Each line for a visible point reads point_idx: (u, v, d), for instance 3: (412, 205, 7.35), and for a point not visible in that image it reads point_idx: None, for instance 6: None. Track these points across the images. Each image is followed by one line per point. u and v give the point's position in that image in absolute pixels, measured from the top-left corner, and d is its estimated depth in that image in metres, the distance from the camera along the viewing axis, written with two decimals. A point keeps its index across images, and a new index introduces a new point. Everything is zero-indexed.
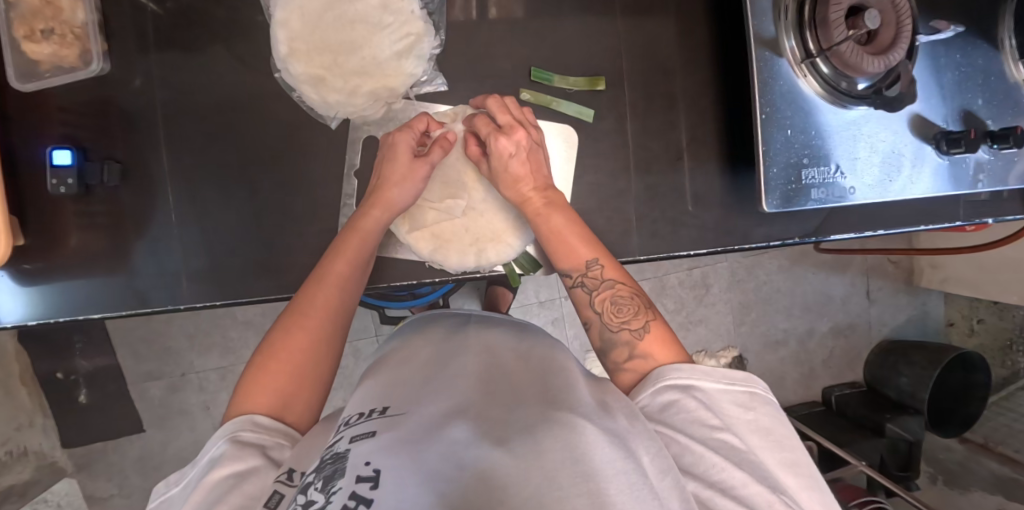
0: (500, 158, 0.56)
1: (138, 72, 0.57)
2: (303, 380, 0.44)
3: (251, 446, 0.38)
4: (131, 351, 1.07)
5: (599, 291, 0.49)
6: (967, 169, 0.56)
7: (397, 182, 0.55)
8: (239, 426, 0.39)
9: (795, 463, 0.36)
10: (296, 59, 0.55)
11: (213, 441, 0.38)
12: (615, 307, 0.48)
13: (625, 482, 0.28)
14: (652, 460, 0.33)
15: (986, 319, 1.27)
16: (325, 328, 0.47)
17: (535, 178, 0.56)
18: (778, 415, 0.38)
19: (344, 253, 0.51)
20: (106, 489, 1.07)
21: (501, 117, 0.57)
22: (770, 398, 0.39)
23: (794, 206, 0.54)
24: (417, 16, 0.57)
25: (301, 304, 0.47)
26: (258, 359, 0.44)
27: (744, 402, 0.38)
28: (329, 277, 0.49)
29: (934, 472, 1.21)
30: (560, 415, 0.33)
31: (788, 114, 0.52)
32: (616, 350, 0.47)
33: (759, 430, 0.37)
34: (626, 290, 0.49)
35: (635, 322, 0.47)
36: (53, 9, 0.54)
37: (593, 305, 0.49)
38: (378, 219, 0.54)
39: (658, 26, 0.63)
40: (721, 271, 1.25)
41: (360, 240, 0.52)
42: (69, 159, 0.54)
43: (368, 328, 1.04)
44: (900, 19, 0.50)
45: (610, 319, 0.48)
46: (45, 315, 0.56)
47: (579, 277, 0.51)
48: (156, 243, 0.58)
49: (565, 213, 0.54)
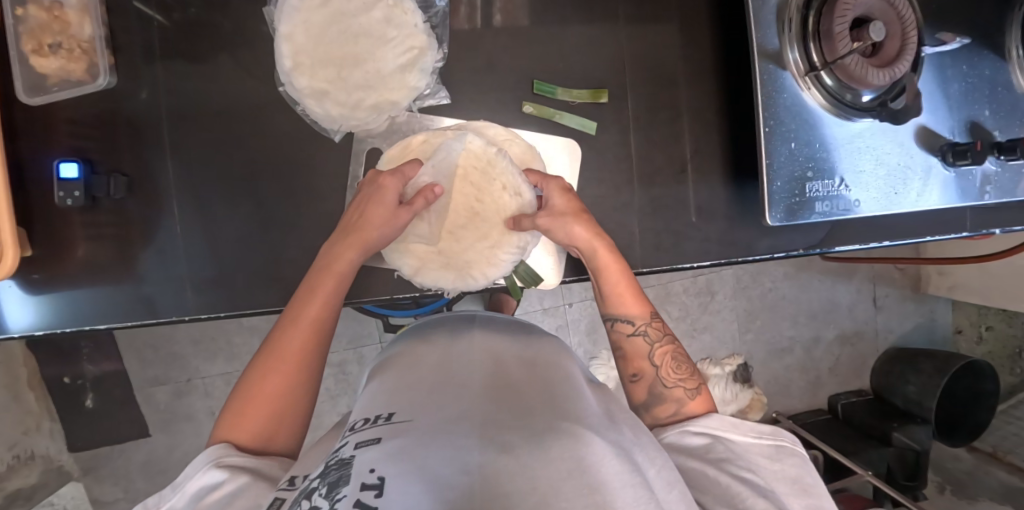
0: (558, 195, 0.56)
1: (144, 85, 0.58)
2: (281, 418, 0.45)
3: (243, 467, 0.40)
4: (137, 356, 1.08)
5: (660, 344, 0.52)
6: (974, 181, 0.56)
7: (380, 222, 0.51)
8: (223, 452, 0.41)
9: (821, 508, 0.37)
10: (301, 73, 0.56)
11: (200, 465, 0.40)
12: (672, 364, 0.50)
13: (631, 494, 0.28)
14: (656, 472, 0.33)
15: (994, 326, 1.26)
16: (299, 371, 0.47)
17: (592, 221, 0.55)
18: (808, 468, 0.39)
19: (316, 294, 0.49)
20: (113, 492, 1.08)
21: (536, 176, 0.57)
22: (799, 451, 0.41)
23: (798, 219, 0.54)
24: (420, 29, 0.57)
25: (275, 346, 0.47)
26: (238, 401, 0.45)
27: (772, 454, 0.40)
28: (301, 320, 0.48)
29: (942, 481, 1.19)
30: (567, 426, 0.33)
31: (792, 127, 0.52)
32: (661, 405, 0.48)
33: (786, 479, 0.38)
34: (681, 351, 0.52)
35: (689, 381, 0.49)
36: (61, 23, 0.55)
37: (651, 358, 0.51)
38: (350, 259, 0.51)
39: (662, 38, 0.63)
40: (725, 278, 1.24)
41: (333, 280, 0.50)
42: (76, 173, 0.55)
43: (372, 335, 1.11)
44: (905, 31, 0.50)
45: (666, 374, 0.50)
46: (53, 326, 0.57)
47: (643, 326, 0.53)
48: (161, 252, 0.58)
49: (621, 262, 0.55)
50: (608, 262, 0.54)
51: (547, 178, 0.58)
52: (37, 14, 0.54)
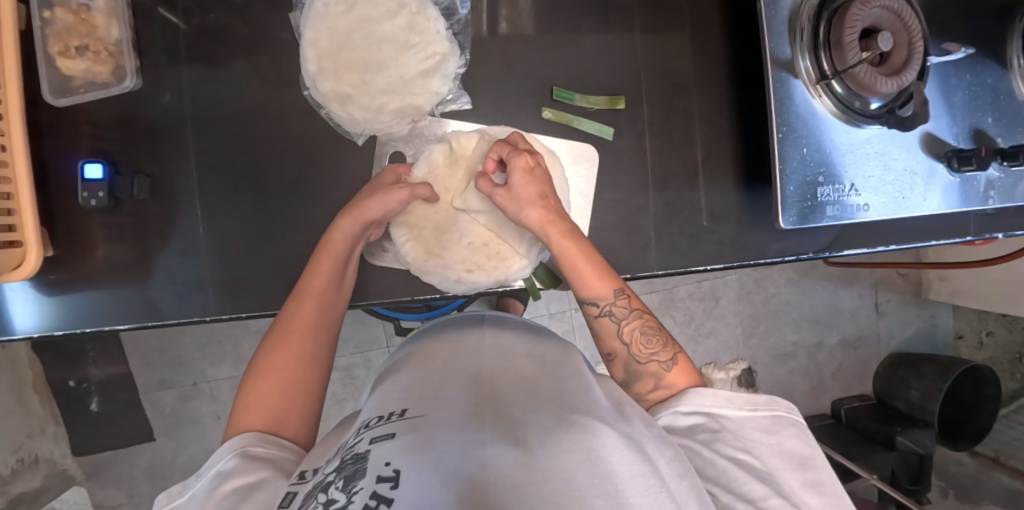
0: (519, 176, 0.54)
1: (168, 88, 0.59)
2: (295, 393, 0.45)
3: (262, 462, 0.38)
4: (143, 360, 1.07)
5: (628, 321, 0.49)
6: (978, 186, 0.57)
7: (374, 200, 0.54)
8: (248, 441, 0.40)
9: (819, 483, 0.38)
10: (326, 77, 0.58)
11: (221, 454, 0.39)
12: (643, 339, 0.48)
13: (642, 484, 0.29)
14: (668, 463, 0.33)
15: (995, 332, 1.28)
16: (309, 340, 0.48)
17: (547, 202, 0.54)
18: (805, 438, 0.40)
19: (320, 269, 0.52)
20: (116, 497, 1.08)
21: (487, 183, 0.55)
22: (794, 419, 0.41)
23: (810, 222, 0.55)
24: (442, 36, 0.59)
25: (285, 320, 0.49)
26: (251, 378, 0.45)
27: (768, 427, 0.41)
28: (308, 292, 0.51)
29: (945, 486, 1.20)
30: (577, 418, 0.34)
31: (803, 133, 0.53)
32: (641, 382, 0.48)
33: (783, 454, 0.39)
34: (653, 322, 0.50)
35: (663, 354, 0.47)
36: (88, 26, 0.56)
37: (620, 336, 0.49)
38: (349, 231, 0.54)
39: (674, 46, 0.65)
40: (730, 283, 1.25)
41: (334, 254, 0.53)
42: (101, 174, 0.56)
43: (379, 339, 1.11)
44: (912, 41, 0.52)
45: (639, 350, 0.48)
46: (72, 326, 0.58)
47: (607, 306, 0.50)
48: (181, 253, 0.59)
49: (581, 240, 0.53)
50: (560, 243, 0.52)
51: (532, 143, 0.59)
52: (65, 17, 0.55)
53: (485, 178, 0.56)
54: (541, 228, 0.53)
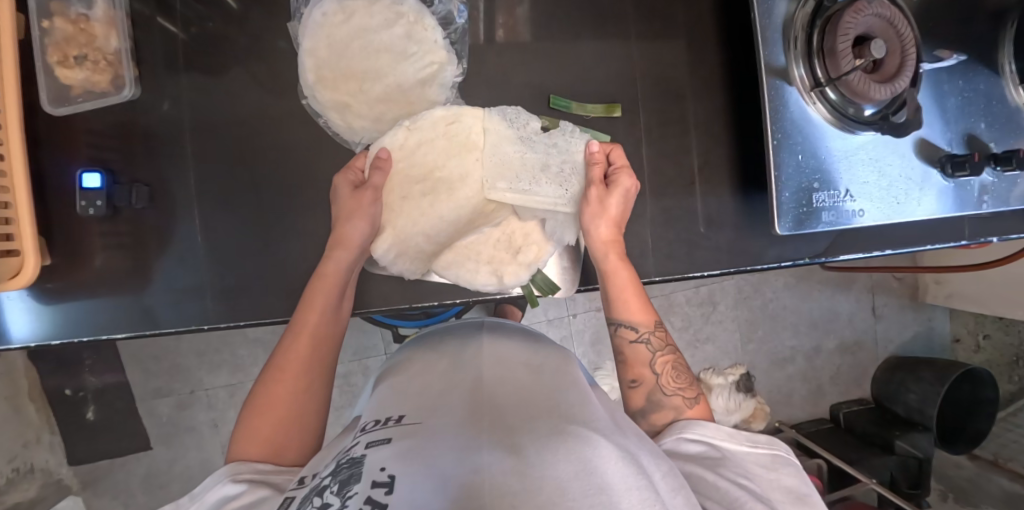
0: (616, 195, 0.57)
1: (167, 97, 0.59)
2: (292, 426, 0.45)
3: (259, 483, 0.39)
4: (140, 368, 1.07)
5: (663, 354, 0.51)
6: (972, 191, 0.58)
7: (348, 223, 0.53)
8: (238, 468, 0.40)
9: None
10: (324, 87, 0.58)
11: (212, 481, 0.39)
12: (673, 373, 0.50)
13: (637, 496, 0.28)
14: (663, 477, 0.33)
15: (992, 334, 1.28)
16: (305, 378, 0.48)
17: (617, 226, 0.57)
18: (801, 476, 0.42)
19: (314, 305, 0.51)
20: (112, 507, 1.07)
21: (597, 173, 0.58)
22: (792, 460, 0.43)
23: (806, 228, 0.55)
24: (440, 45, 0.59)
25: (279, 358, 0.48)
26: (248, 416, 0.45)
27: (767, 463, 0.42)
28: (304, 331, 0.49)
29: (944, 489, 1.20)
30: (574, 428, 0.34)
31: (799, 140, 0.54)
32: (659, 413, 0.48)
33: (782, 488, 0.41)
34: (682, 362, 0.52)
35: (688, 391, 0.49)
36: (87, 35, 0.56)
37: (653, 365, 0.50)
38: (342, 262, 0.53)
39: (670, 54, 0.65)
40: (728, 288, 1.26)
41: (329, 288, 0.52)
42: (99, 183, 0.56)
43: (377, 346, 1.11)
44: (904, 48, 0.53)
45: (667, 382, 0.49)
46: (69, 334, 0.57)
47: (647, 333, 0.52)
48: (179, 260, 0.59)
49: (631, 272, 0.56)
50: (615, 265, 0.55)
51: (626, 167, 0.59)
52: (63, 26, 0.55)
53: (597, 168, 0.58)
54: (603, 244, 0.56)
